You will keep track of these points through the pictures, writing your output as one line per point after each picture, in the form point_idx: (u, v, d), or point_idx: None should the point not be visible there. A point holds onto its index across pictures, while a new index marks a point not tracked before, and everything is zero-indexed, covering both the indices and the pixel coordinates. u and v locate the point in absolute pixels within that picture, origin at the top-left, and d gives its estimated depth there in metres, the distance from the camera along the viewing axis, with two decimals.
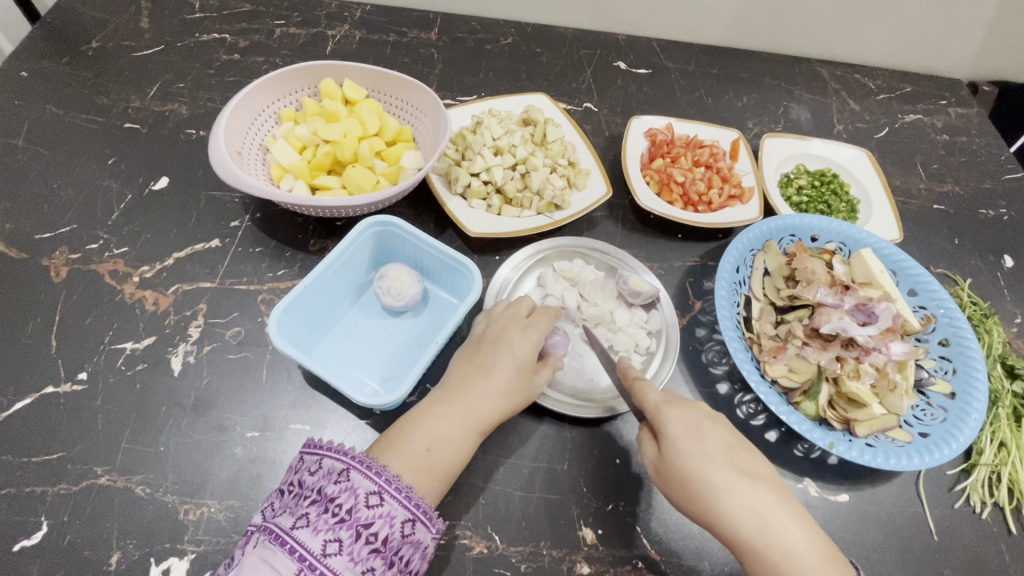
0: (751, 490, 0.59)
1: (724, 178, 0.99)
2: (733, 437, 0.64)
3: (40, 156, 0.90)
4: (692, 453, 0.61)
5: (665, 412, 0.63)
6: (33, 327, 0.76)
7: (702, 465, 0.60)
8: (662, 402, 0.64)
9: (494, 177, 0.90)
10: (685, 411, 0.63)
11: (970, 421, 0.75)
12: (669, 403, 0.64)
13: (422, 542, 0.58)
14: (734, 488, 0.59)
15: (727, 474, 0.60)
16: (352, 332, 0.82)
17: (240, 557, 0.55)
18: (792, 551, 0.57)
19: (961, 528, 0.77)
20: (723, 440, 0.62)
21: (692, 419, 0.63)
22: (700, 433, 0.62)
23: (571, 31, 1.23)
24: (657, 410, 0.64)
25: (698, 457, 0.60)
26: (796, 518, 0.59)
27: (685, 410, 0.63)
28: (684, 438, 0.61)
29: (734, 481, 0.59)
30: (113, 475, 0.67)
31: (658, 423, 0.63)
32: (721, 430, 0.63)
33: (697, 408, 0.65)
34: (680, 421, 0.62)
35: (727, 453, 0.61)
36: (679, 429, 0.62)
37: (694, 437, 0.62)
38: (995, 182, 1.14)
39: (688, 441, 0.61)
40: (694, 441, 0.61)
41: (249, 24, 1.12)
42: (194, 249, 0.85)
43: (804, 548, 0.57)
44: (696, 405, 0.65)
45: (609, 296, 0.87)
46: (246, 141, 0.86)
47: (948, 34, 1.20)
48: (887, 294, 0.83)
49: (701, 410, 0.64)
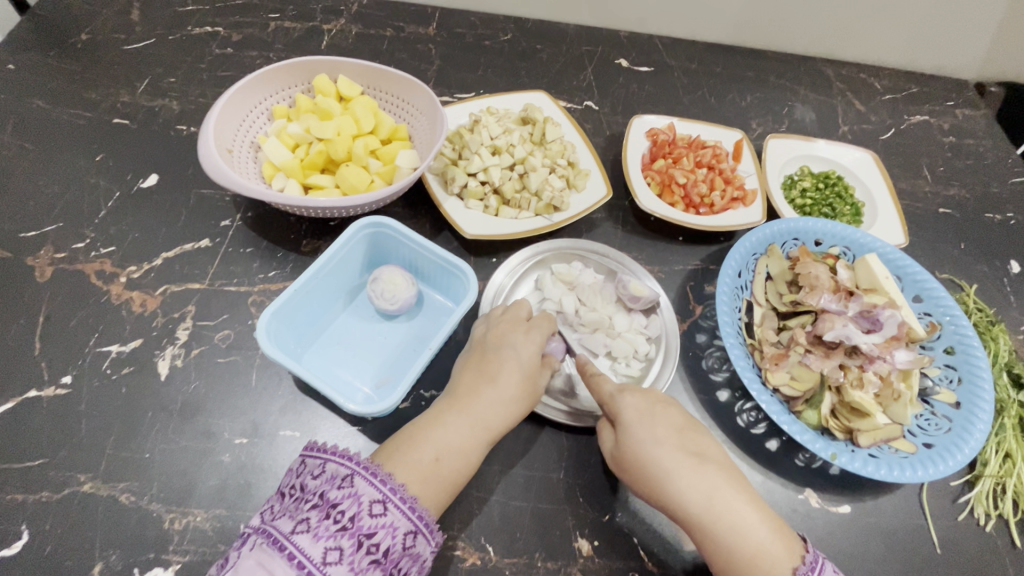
0: (698, 471, 0.60)
1: (727, 180, 0.96)
2: (685, 422, 0.65)
3: (25, 151, 0.88)
4: (643, 438, 0.62)
5: (621, 398, 0.65)
6: (16, 328, 0.74)
7: (652, 449, 0.62)
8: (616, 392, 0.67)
9: (491, 177, 0.87)
10: (638, 396, 0.66)
11: (975, 432, 0.73)
12: (623, 390, 0.67)
13: (421, 556, 0.56)
14: (682, 469, 0.60)
15: (676, 456, 0.61)
16: (343, 336, 0.80)
17: (233, 561, 0.52)
18: (740, 528, 0.57)
19: (965, 540, 0.75)
20: (673, 424, 0.64)
21: (644, 405, 0.65)
22: (650, 418, 0.64)
23: (572, 27, 1.20)
24: (612, 399, 0.66)
25: (649, 441, 0.62)
26: (750, 500, 0.59)
27: (638, 396, 0.66)
28: (635, 423, 0.63)
29: (681, 461, 0.61)
30: (96, 483, 0.65)
31: (615, 410, 0.66)
32: (672, 415, 0.65)
33: (651, 394, 0.67)
34: (633, 406, 0.65)
35: (676, 437, 0.63)
36: (632, 414, 0.64)
37: (646, 422, 0.64)
38: (1002, 186, 1.12)
39: (639, 426, 0.63)
40: (645, 425, 0.63)
41: (242, 17, 1.10)
42: (183, 249, 0.83)
43: (752, 522, 0.58)
44: (649, 391, 0.67)
45: (608, 300, 0.85)
46: (237, 138, 0.84)
47: (956, 34, 1.18)
48: (892, 301, 0.81)
49: (654, 396, 0.67)
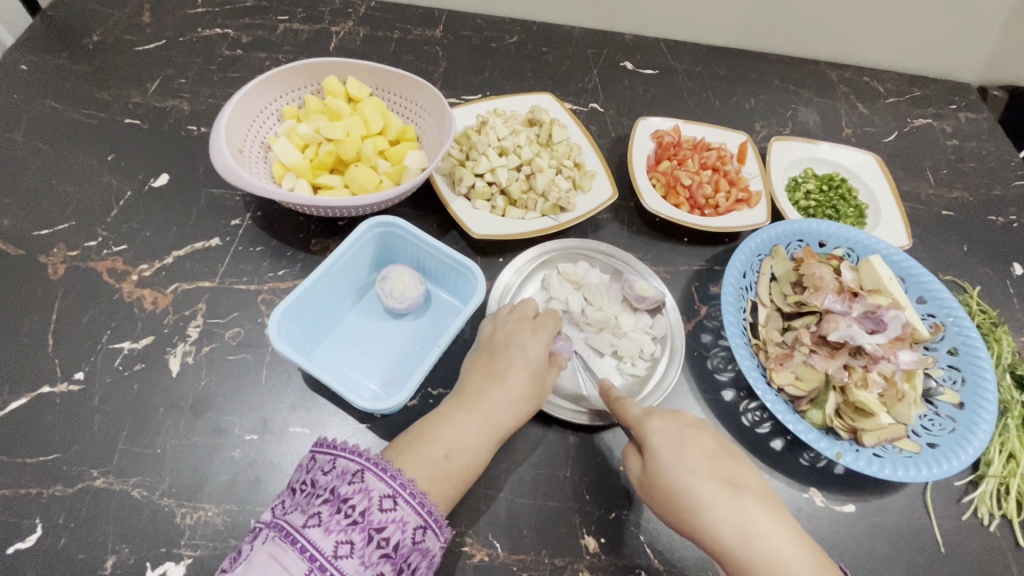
0: (732, 500, 0.59)
1: (732, 181, 0.97)
2: (717, 446, 0.64)
3: (38, 150, 0.89)
4: (674, 465, 0.62)
5: (648, 423, 0.65)
6: (30, 325, 0.75)
7: (683, 476, 0.61)
8: (644, 415, 0.67)
9: (498, 178, 0.88)
10: (667, 421, 0.65)
11: (978, 432, 0.74)
12: (650, 415, 0.66)
13: (430, 551, 0.56)
14: (716, 498, 0.59)
15: (708, 484, 0.60)
16: (352, 334, 0.80)
17: (245, 554, 0.53)
18: (777, 562, 0.56)
19: (968, 540, 0.76)
20: (704, 450, 0.63)
21: (674, 429, 0.65)
22: (680, 444, 0.63)
23: (578, 30, 1.21)
24: (639, 423, 0.66)
25: (680, 468, 0.61)
26: (763, 506, 0.60)
27: (667, 421, 0.65)
28: (664, 449, 0.63)
29: (714, 490, 0.60)
30: (108, 478, 0.66)
31: (642, 434, 0.65)
32: (704, 440, 0.64)
33: (680, 418, 0.66)
34: (661, 432, 0.64)
35: (708, 464, 0.62)
36: (660, 440, 0.63)
37: (676, 448, 0.63)
38: (1005, 189, 1.12)
39: (669, 453, 0.62)
40: (676, 452, 0.62)
41: (252, 19, 1.11)
42: (193, 248, 0.84)
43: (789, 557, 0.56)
44: (677, 414, 0.67)
45: (614, 299, 0.85)
46: (247, 138, 0.85)
47: (959, 38, 1.19)
48: (896, 302, 0.82)
49: (683, 419, 0.66)
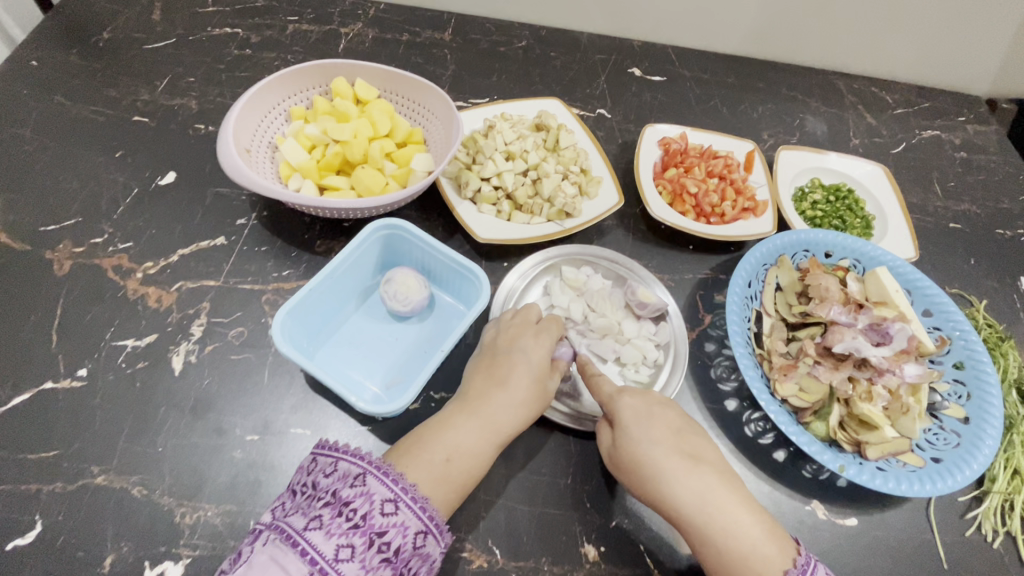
0: (694, 473, 0.62)
1: (739, 190, 0.97)
2: (682, 424, 0.67)
3: (46, 147, 0.89)
4: (641, 438, 0.64)
5: (619, 399, 0.67)
6: (35, 321, 0.75)
7: (649, 449, 0.63)
8: (616, 392, 0.69)
9: (504, 183, 0.88)
10: (637, 399, 0.68)
11: (983, 448, 0.73)
12: (621, 392, 0.68)
13: (431, 556, 0.56)
14: (677, 470, 0.62)
15: (671, 457, 0.63)
16: (355, 336, 0.80)
17: (246, 556, 0.52)
18: (732, 528, 0.58)
19: (972, 557, 0.75)
20: (670, 426, 0.65)
21: (643, 406, 0.67)
22: (647, 419, 0.65)
23: (587, 35, 1.21)
24: (610, 399, 0.68)
25: (646, 441, 0.63)
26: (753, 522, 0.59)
27: (637, 398, 0.67)
28: (632, 423, 0.65)
29: (677, 463, 0.62)
30: (109, 475, 0.66)
31: (612, 410, 0.67)
32: (669, 416, 0.67)
33: (648, 397, 0.69)
34: (631, 407, 0.66)
35: (672, 439, 0.64)
36: (630, 414, 0.65)
37: (643, 423, 0.65)
38: (1013, 203, 1.12)
39: (636, 427, 0.65)
40: (643, 426, 0.64)
41: (261, 19, 1.11)
42: (198, 246, 0.84)
43: (743, 523, 0.59)
44: (647, 394, 0.69)
45: (617, 306, 0.85)
46: (255, 139, 0.85)
47: (968, 51, 1.18)
48: (902, 314, 0.81)
49: (652, 398, 0.68)
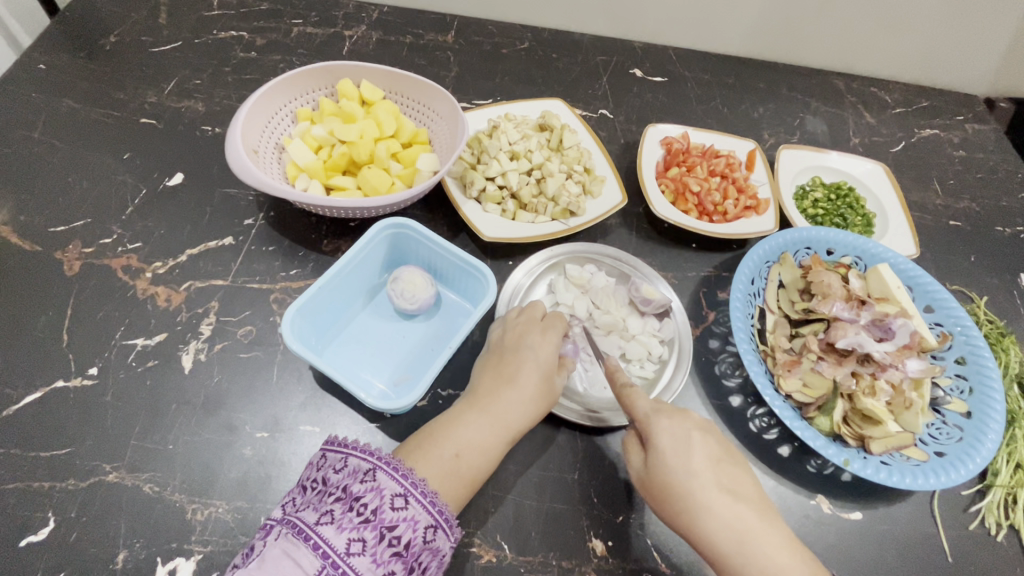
0: (732, 509, 0.61)
1: (741, 189, 0.98)
2: (721, 452, 0.65)
3: (55, 149, 0.90)
4: (677, 468, 0.63)
5: (656, 421, 0.65)
6: (45, 320, 0.75)
7: (686, 481, 0.62)
8: (653, 411, 0.66)
9: (509, 182, 0.89)
10: (675, 422, 0.65)
11: (986, 442, 0.74)
12: (659, 413, 0.66)
13: (441, 551, 0.57)
14: (715, 506, 0.61)
15: (710, 492, 0.62)
16: (363, 334, 0.81)
17: (258, 550, 0.53)
18: (771, 571, 0.58)
19: (976, 550, 0.76)
20: (709, 456, 0.64)
21: (681, 430, 0.65)
22: (686, 447, 0.64)
23: (588, 37, 1.22)
24: (646, 419, 0.66)
25: (682, 472, 0.62)
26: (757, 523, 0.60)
27: (676, 422, 0.65)
28: (669, 451, 0.63)
29: (715, 498, 0.61)
30: (121, 473, 0.67)
31: (648, 432, 0.65)
32: (709, 445, 0.65)
33: (687, 418, 0.66)
34: (669, 433, 0.64)
35: (711, 470, 0.63)
36: (668, 442, 0.64)
37: (681, 452, 0.64)
38: (1012, 201, 1.13)
39: (673, 455, 0.63)
40: (681, 456, 0.63)
41: (266, 22, 1.12)
42: (206, 246, 0.84)
43: (784, 566, 0.58)
44: (686, 415, 0.66)
45: (621, 303, 0.86)
46: (262, 140, 0.86)
47: (966, 51, 1.20)
48: (903, 311, 0.82)
49: (691, 421, 0.66)
